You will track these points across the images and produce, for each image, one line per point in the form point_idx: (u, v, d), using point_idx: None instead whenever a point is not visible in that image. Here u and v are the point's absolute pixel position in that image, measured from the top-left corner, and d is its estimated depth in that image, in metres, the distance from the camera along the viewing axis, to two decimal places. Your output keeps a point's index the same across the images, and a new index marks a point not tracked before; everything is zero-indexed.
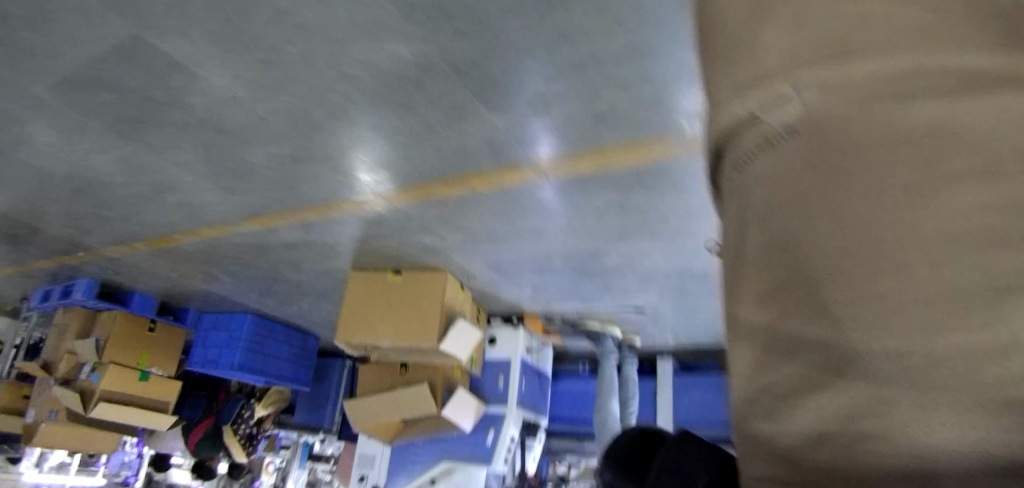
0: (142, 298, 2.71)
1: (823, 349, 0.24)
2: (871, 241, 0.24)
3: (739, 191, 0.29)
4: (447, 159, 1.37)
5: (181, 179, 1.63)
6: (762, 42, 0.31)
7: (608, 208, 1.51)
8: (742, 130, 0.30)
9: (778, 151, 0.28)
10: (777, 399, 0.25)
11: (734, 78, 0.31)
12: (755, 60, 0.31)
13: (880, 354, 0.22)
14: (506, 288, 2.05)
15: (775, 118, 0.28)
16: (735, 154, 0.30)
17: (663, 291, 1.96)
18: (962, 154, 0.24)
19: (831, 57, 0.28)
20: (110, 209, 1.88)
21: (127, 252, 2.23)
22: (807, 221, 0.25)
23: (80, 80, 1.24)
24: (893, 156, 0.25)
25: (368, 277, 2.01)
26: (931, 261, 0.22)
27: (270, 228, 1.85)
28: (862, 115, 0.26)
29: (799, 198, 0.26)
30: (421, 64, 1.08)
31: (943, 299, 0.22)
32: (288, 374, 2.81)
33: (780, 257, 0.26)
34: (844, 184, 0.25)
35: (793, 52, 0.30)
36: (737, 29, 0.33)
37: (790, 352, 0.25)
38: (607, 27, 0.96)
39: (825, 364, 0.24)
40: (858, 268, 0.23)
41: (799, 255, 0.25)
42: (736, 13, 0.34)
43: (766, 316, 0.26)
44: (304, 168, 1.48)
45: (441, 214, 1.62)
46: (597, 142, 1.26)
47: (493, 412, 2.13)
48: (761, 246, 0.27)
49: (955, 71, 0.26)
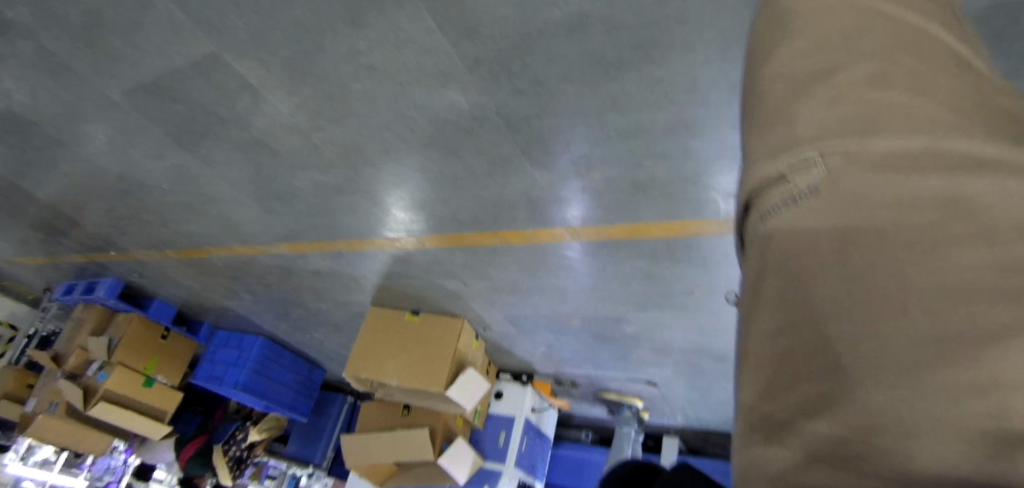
0: (161, 305, 2.73)
1: (822, 383, 0.24)
2: (875, 286, 0.24)
3: (759, 241, 0.30)
4: (483, 208, 1.39)
5: (224, 194, 1.68)
6: (791, 111, 0.33)
7: (634, 276, 1.50)
8: (768, 186, 0.31)
9: (797, 206, 0.29)
10: (782, 430, 0.26)
11: (768, 142, 0.33)
12: (788, 125, 0.33)
13: (875, 389, 0.23)
14: (520, 344, 2.03)
15: (800, 179, 0.30)
16: (760, 208, 0.31)
17: (680, 368, 1.91)
18: (974, 220, 0.24)
19: (856, 131, 0.30)
20: (151, 213, 1.93)
21: (158, 257, 2.28)
22: (812, 270, 0.27)
23: (153, 88, 1.31)
24: (900, 215, 0.26)
25: (386, 315, 2.01)
26: (932, 311, 0.23)
27: (299, 253, 1.88)
28: (879, 178, 0.27)
29: (812, 249, 0.27)
30: (476, 115, 1.12)
31: (942, 345, 0.22)
32: (288, 401, 2.77)
33: (787, 306, 0.27)
34: (855, 236, 0.26)
35: (822, 123, 0.31)
36: (776, 101, 0.35)
37: (785, 394, 0.26)
38: (660, 103, 0.99)
39: (813, 394, 0.24)
40: (862, 312, 0.24)
41: (807, 298, 0.26)
42: (776, 90, 0.36)
43: (775, 352, 0.27)
44: (343, 198, 1.52)
45: (469, 262, 1.63)
46: (632, 212, 1.28)
47: (490, 469, 2.05)
48: (774, 298, 0.28)
49: (969, 156, 0.27)
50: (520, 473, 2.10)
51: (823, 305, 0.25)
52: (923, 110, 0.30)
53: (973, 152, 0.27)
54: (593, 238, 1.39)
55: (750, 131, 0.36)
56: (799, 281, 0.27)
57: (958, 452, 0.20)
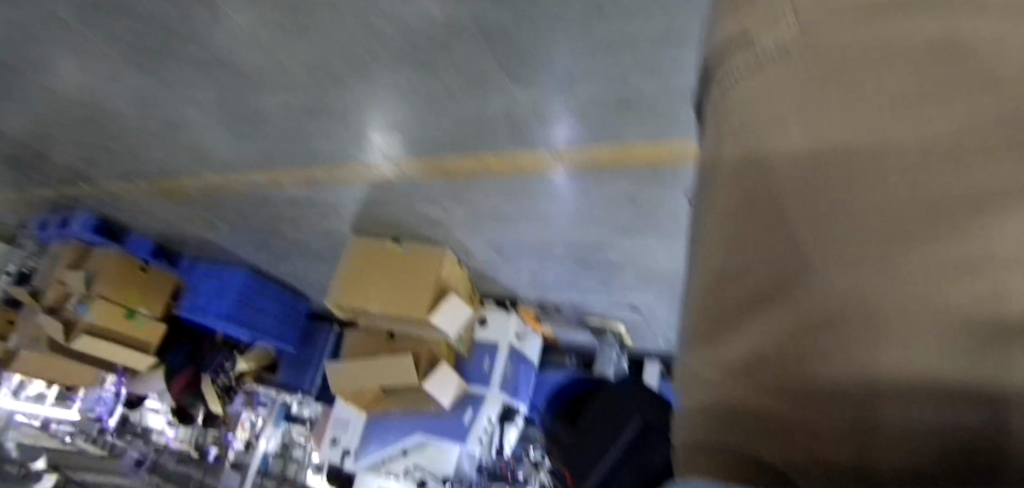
0: (139, 240, 2.69)
1: (784, 276, 0.31)
2: (835, 181, 0.32)
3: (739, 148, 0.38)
4: (463, 130, 1.34)
5: (193, 120, 1.60)
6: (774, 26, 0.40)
7: (618, 199, 1.47)
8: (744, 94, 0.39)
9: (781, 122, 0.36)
10: (740, 321, 0.32)
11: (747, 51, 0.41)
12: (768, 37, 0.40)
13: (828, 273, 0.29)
14: (503, 271, 2.03)
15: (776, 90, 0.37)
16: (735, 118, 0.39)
17: (662, 292, 1.93)
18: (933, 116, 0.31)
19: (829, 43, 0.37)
20: (118, 142, 1.85)
21: (130, 189, 2.20)
22: (780, 178, 0.34)
23: (103, 3, 1.21)
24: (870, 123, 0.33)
25: (367, 244, 1.97)
26: (882, 190, 0.30)
27: (276, 182, 1.83)
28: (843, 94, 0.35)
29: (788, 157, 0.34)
30: (451, 26, 1.05)
31: (890, 226, 0.29)
32: (274, 331, 2.79)
33: (759, 211, 0.34)
34: (828, 143, 0.33)
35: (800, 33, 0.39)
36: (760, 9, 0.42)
37: (753, 291, 0.32)
38: (647, 9, 0.93)
39: (780, 287, 0.31)
40: (819, 208, 0.31)
41: (775, 200, 0.34)
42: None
43: (741, 260, 0.34)
44: (317, 122, 1.45)
45: (449, 186, 1.59)
46: (616, 131, 1.23)
47: (475, 393, 2.11)
48: (723, 241, 0.35)
49: (932, 55, 0.33)
50: (505, 397, 2.16)
51: (767, 242, 0.33)
52: (886, 51, 0.35)
53: (934, 44, 0.33)
54: (577, 164, 1.36)
55: (726, 92, 0.41)
56: (756, 226, 0.34)
57: (917, 337, 0.26)
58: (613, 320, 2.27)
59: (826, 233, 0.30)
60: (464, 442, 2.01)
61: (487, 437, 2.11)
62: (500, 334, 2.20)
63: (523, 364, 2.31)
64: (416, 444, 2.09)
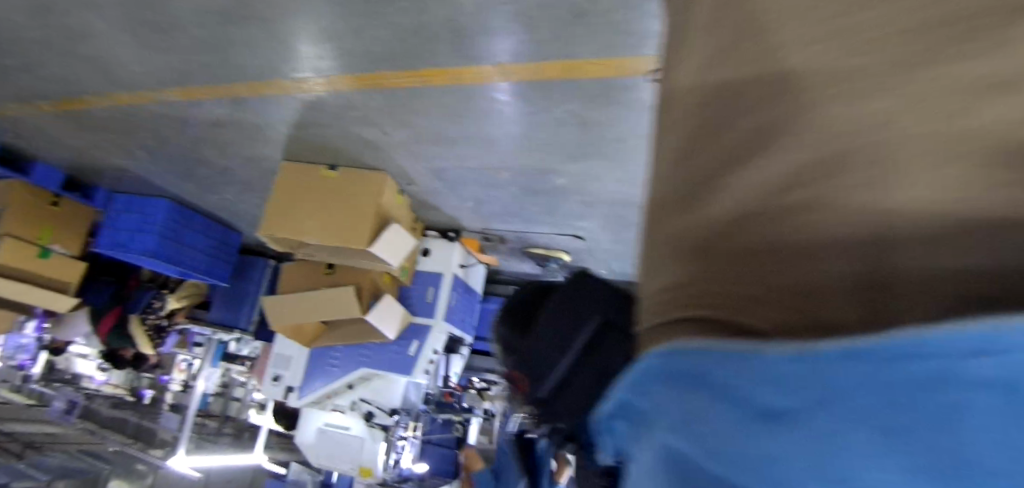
0: (45, 169, 2.40)
1: (761, 183, 0.41)
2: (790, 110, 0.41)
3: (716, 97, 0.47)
4: (403, 41, 1.23)
5: (93, 28, 1.40)
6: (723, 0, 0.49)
7: (566, 121, 1.42)
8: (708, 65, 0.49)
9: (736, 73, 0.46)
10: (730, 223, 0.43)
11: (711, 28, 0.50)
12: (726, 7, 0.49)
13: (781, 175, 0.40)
14: (448, 200, 1.97)
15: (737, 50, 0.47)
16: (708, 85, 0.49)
17: (606, 220, 1.94)
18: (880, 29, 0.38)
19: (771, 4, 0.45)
20: (4, 54, 1.60)
21: (25, 112, 1.95)
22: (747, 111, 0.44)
23: None
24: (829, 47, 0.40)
25: (301, 170, 1.85)
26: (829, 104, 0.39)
27: (196, 102, 1.65)
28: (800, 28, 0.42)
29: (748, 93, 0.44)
30: None
31: (847, 128, 0.37)
32: (204, 267, 2.65)
33: (734, 147, 0.44)
34: (781, 79, 0.42)
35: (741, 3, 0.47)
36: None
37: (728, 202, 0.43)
38: None
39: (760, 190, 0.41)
40: (774, 128, 0.41)
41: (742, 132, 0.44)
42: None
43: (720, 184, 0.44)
44: (237, 30, 1.30)
45: (386, 105, 1.49)
46: (567, 44, 1.16)
47: (420, 324, 2.08)
48: (697, 182, 0.47)
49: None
50: (450, 328, 2.15)
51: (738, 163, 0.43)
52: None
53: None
54: (526, 79, 1.29)
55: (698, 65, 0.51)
56: (713, 158, 0.46)
57: (890, 192, 0.35)
58: (559, 251, 2.25)
59: (796, 143, 0.39)
60: (411, 373, 1.98)
61: (432, 368, 2.11)
62: (444, 264, 2.16)
63: (467, 294, 2.30)
64: (361, 378, 2.11)
